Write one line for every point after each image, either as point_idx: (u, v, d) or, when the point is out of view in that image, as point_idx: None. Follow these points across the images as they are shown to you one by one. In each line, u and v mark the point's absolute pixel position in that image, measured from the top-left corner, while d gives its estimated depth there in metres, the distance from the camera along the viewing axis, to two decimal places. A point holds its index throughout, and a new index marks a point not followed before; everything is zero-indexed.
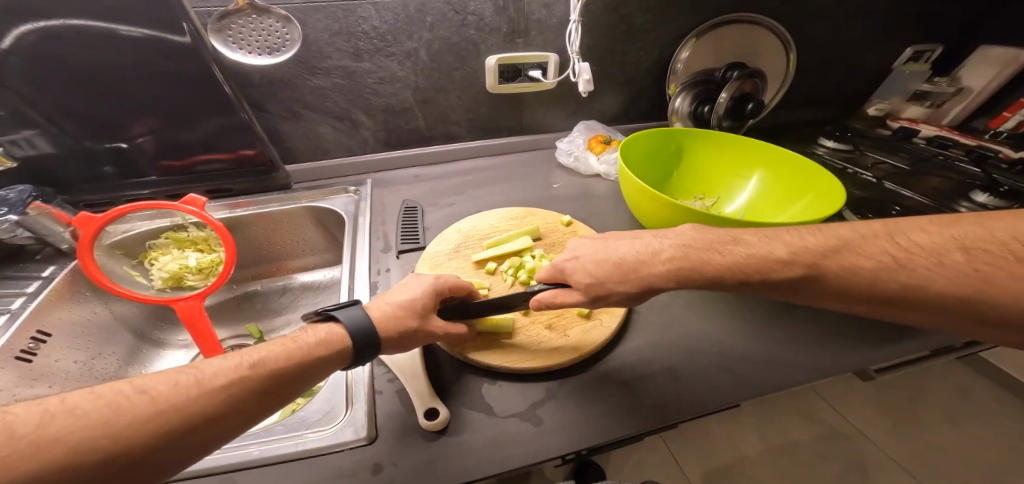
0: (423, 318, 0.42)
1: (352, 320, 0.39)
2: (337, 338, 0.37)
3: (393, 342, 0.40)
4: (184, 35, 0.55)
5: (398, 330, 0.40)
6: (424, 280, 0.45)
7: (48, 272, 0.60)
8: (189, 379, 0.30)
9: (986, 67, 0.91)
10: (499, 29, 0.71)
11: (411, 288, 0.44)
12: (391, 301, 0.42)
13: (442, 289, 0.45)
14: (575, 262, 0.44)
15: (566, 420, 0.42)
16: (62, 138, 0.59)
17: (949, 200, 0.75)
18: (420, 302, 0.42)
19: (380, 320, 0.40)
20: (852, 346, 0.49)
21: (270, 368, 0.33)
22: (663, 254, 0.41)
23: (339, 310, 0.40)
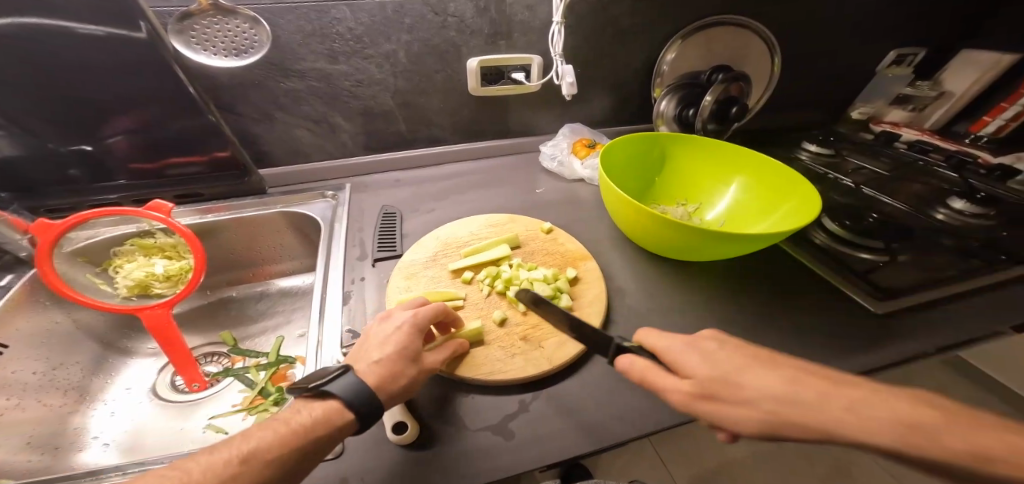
0: (418, 363, 0.40)
1: (349, 392, 0.35)
2: (335, 412, 0.35)
3: (400, 397, 0.38)
4: (141, 32, 0.51)
5: (400, 385, 0.38)
6: (399, 322, 0.42)
7: (5, 280, 0.57)
8: (177, 482, 0.29)
9: (967, 71, 0.92)
10: (481, 31, 0.69)
11: (391, 337, 0.40)
12: (378, 359, 0.38)
13: (422, 324, 0.42)
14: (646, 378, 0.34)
15: (539, 434, 0.41)
16: (19, 141, 0.56)
17: (926, 207, 0.75)
18: (410, 347, 0.40)
19: (378, 382, 0.37)
20: (832, 356, 0.49)
21: (264, 459, 0.31)
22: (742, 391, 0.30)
23: (331, 382, 0.36)
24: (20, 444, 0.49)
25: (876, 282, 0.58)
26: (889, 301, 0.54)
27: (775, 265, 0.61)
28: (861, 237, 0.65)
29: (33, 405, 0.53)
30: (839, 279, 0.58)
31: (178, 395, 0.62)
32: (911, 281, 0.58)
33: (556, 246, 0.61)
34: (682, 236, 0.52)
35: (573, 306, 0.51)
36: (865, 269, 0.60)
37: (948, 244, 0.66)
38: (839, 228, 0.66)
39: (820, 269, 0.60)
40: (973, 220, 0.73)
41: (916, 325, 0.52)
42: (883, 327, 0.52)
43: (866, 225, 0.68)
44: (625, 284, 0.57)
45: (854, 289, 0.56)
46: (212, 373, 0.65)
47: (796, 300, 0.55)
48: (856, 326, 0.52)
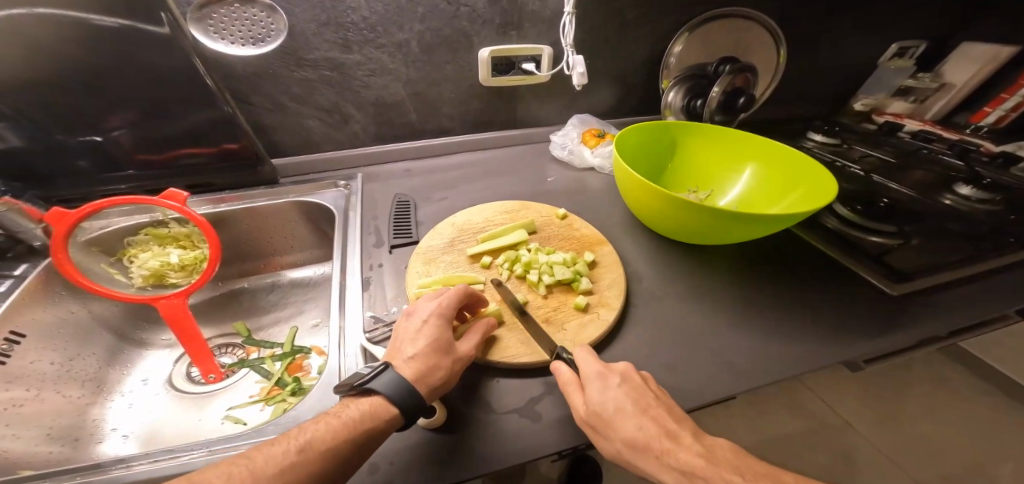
0: (452, 353, 0.41)
1: (391, 388, 0.36)
2: (382, 407, 0.36)
3: (440, 389, 0.38)
4: (162, 25, 0.52)
5: (438, 377, 0.38)
6: (425, 315, 0.42)
7: (20, 270, 0.57)
8: (242, 470, 0.30)
9: (966, 63, 0.93)
10: (492, 21, 0.69)
11: (420, 331, 0.41)
12: (412, 354, 0.39)
13: (449, 314, 0.43)
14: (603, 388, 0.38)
15: (564, 415, 0.42)
16: (33, 130, 0.55)
17: (933, 193, 0.77)
18: (442, 338, 0.41)
19: (417, 376, 0.38)
20: (846, 337, 0.49)
21: (318, 449, 0.32)
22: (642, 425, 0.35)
23: (373, 380, 0.37)
24: (40, 434, 0.49)
25: (890, 265, 0.59)
26: (903, 282, 0.55)
27: (787, 250, 0.62)
28: (873, 222, 0.66)
29: (51, 396, 0.53)
30: (852, 261, 0.59)
31: (194, 386, 0.62)
32: (921, 264, 0.59)
33: (571, 232, 0.61)
34: (698, 219, 0.53)
35: (592, 290, 0.52)
36: (878, 252, 0.61)
37: (953, 229, 0.68)
38: (850, 213, 0.68)
39: (835, 252, 0.61)
40: (980, 206, 0.74)
41: (926, 306, 0.53)
42: (893, 309, 0.53)
43: (878, 209, 0.69)
44: (640, 268, 0.58)
45: (868, 271, 0.57)
46: (228, 364, 0.65)
47: (808, 283, 0.56)
48: (867, 308, 0.53)
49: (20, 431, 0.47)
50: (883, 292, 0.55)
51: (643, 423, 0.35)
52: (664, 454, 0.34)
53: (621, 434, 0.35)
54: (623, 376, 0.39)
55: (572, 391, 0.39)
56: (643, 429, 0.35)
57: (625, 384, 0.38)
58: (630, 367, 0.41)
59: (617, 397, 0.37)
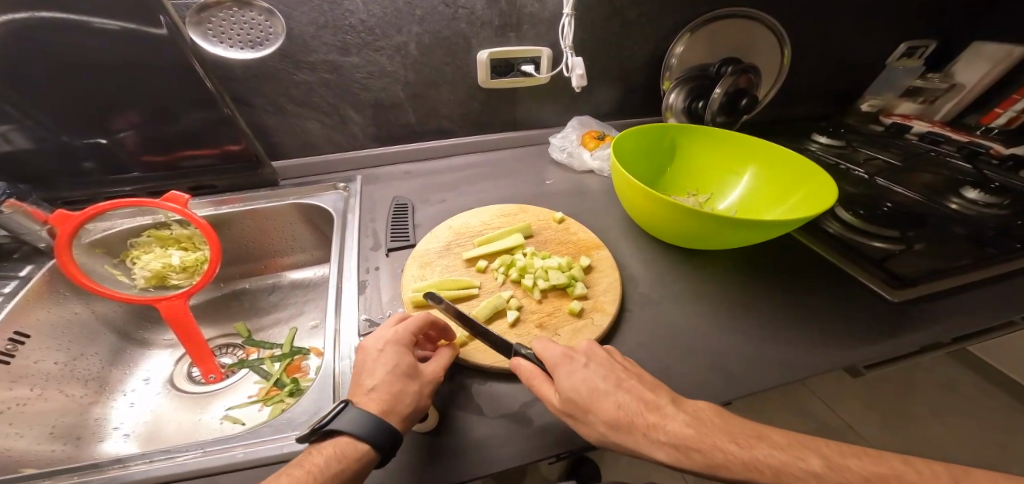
0: (417, 377, 0.40)
1: (358, 426, 0.34)
2: (349, 447, 0.34)
3: (413, 414, 0.37)
4: (162, 27, 0.53)
5: (407, 403, 0.37)
6: (380, 344, 0.41)
7: (25, 271, 0.58)
8: None
9: (978, 63, 0.90)
10: (491, 22, 0.69)
11: (377, 360, 0.39)
12: (373, 385, 0.38)
13: (407, 339, 0.42)
14: (573, 367, 0.38)
15: (555, 419, 0.42)
16: (39, 133, 0.56)
17: (940, 197, 0.75)
18: (404, 363, 0.39)
19: (384, 408, 0.36)
20: (845, 342, 0.48)
21: None
22: (618, 397, 0.36)
23: (334, 420, 0.35)
24: (44, 432, 0.50)
25: (892, 269, 0.58)
26: (905, 288, 0.54)
27: (787, 254, 0.61)
28: (875, 226, 0.65)
29: (55, 394, 0.54)
30: (851, 265, 0.58)
31: (194, 386, 0.63)
32: (925, 269, 0.58)
33: (568, 236, 0.61)
34: (698, 223, 0.52)
35: (587, 294, 0.52)
36: (880, 257, 0.60)
37: (960, 234, 0.66)
38: (852, 217, 0.67)
39: (834, 256, 0.60)
40: (987, 210, 0.72)
41: (930, 313, 0.52)
42: (897, 315, 0.52)
43: (880, 214, 0.68)
44: (638, 273, 0.58)
45: (867, 276, 0.56)
46: (228, 364, 0.65)
47: (809, 288, 0.55)
48: (870, 314, 0.52)
49: (23, 429, 0.48)
50: (883, 299, 0.54)
51: (621, 398, 0.36)
52: (651, 430, 0.34)
53: (602, 415, 0.35)
54: (589, 355, 0.40)
55: (542, 383, 0.38)
56: (622, 405, 0.35)
57: (593, 364, 0.39)
58: (594, 345, 0.41)
59: (587, 377, 0.37)
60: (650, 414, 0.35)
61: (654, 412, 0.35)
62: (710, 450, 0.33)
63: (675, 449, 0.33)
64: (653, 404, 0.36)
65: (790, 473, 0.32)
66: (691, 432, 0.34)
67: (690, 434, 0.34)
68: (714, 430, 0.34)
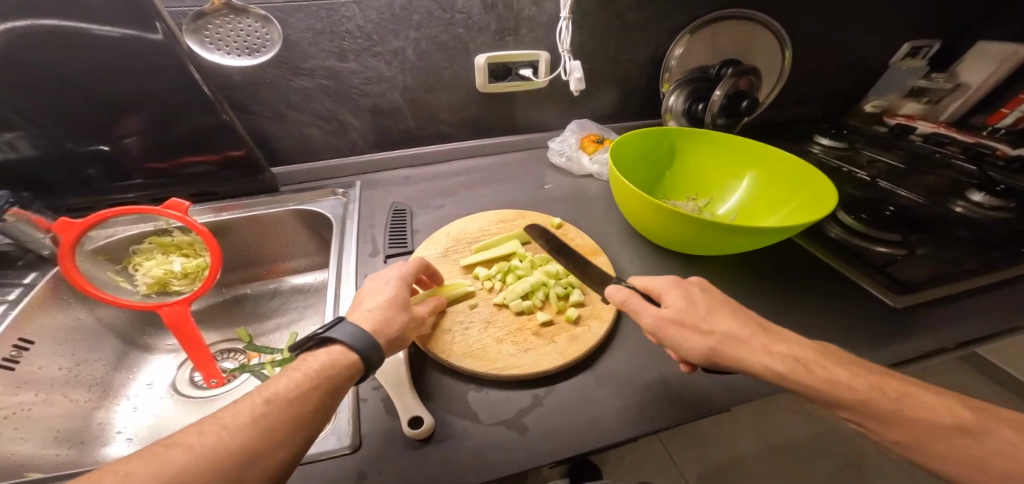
0: (410, 311, 0.43)
1: (350, 336, 0.37)
2: (341, 354, 0.36)
3: (398, 340, 0.41)
4: (158, 33, 0.53)
5: (395, 329, 0.40)
6: (386, 279, 0.45)
7: (29, 278, 0.58)
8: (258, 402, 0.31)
9: (984, 62, 0.88)
10: (488, 27, 0.69)
11: (381, 289, 0.43)
12: (371, 306, 0.41)
13: (409, 279, 0.46)
14: (686, 292, 0.40)
15: (551, 427, 0.41)
16: (41, 141, 0.57)
17: (944, 199, 0.74)
18: (400, 296, 0.43)
19: (376, 326, 0.39)
20: (846, 348, 0.48)
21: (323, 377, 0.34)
22: (728, 323, 0.36)
23: (328, 331, 0.37)
24: (48, 437, 0.51)
25: (895, 275, 0.57)
26: (907, 294, 0.54)
27: (787, 258, 0.61)
28: (877, 231, 0.64)
29: (60, 400, 0.55)
30: (852, 271, 0.58)
31: (196, 390, 0.63)
32: (929, 274, 0.57)
33: (565, 242, 0.61)
34: (696, 230, 0.52)
35: (584, 301, 0.52)
36: (882, 262, 0.59)
37: (965, 237, 0.65)
38: (855, 221, 0.66)
39: (834, 261, 0.59)
40: (992, 213, 0.71)
41: (934, 320, 0.51)
42: (899, 321, 0.51)
43: (883, 218, 0.67)
44: None
45: (868, 282, 0.56)
46: (229, 369, 0.66)
47: (811, 295, 0.55)
48: (871, 320, 0.51)
49: (27, 434, 0.49)
50: (885, 305, 0.53)
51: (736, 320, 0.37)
52: (767, 346, 0.35)
53: (723, 329, 0.36)
54: (703, 287, 0.40)
55: (642, 304, 0.40)
56: (737, 326, 0.36)
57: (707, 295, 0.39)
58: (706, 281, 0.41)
59: (708, 304, 0.38)
60: (767, 334, 0.36)
61: (716, 311, 0.37)
62: (752, 342, 0.35)
63: (792, 361, 0.34)
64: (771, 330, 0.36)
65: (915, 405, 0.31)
66: (808, 354, 0.34)
67: (741, 331, 0.36)
68: (768, 331, 0.36)
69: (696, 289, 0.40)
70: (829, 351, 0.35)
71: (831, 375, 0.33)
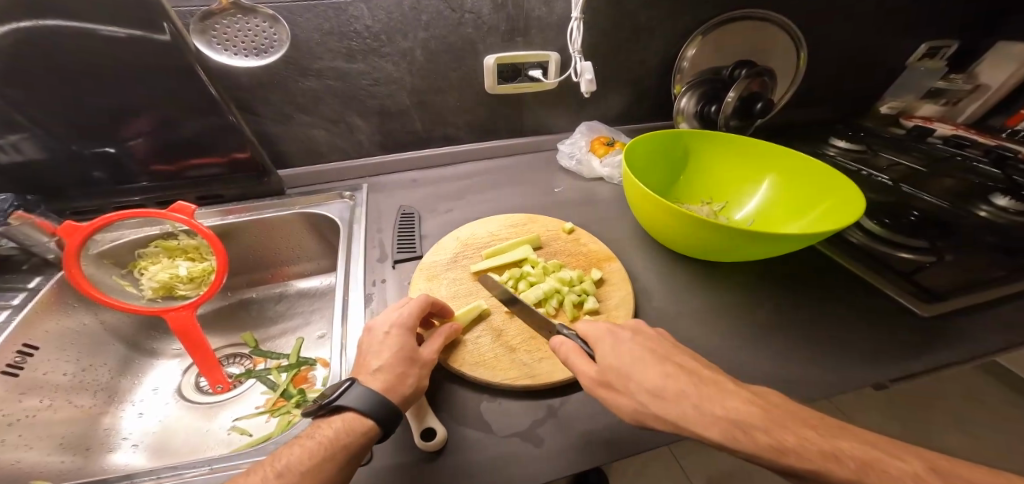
0: (419, 361, 0.41)
1: (361, 402, 0.35)
2: (355, 422, 0.35)
3: (413, 395, 0.39)
4: (165, 34, 0.52)
5: (409, 385, 0.39)
6: (387, 327, 0.42)
7: (34, 283, 0.58)
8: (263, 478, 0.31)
9: (1005, 64, 0.86)
10: (498, 27, 0.68)
11: (384, 343, 0.41)
12: (377, 366, 0.39)
13: (410, 322, 0.43)
14: (615, 338, 0.38)
15: (568, 440, 0.40)
16: (48, 144, 0.56)
17: (967, 204, 0.73)
18: (406, 347, 0.41)
19: (387, 386, 0.37)
20: (870, 358, 0.46)
21: (330, 448, 0.33)
22: (653, 375, 0.34)
23: (340, 397, 0.36)
24: (53, 444, 0.50)
25: (921, 283, 0.55)
26: (936, 303, 0.52)
27: (805, 264, 0.59)
28: (901, 236, 0.62)
29: (65, 406, 0.54)
30: (879, 279, 0.56)
31: (202, 396, 0.62)
32: (956, 282, 0.55)
33: (578, 247, 0.59)
34: (713, 236, 0.51)
35: (599, 309, 0.50)
36: (908, 269, 0.58)
37: (990, 243, 0.64)
38: (877, 226, 0.64)
39: (860, 268, 0.58)
40: (1018, 218, 0.69)
41: (961, 330, 0.49)
42: (925, 331, 0.49)
43: (907, 223, 0.65)
44: (652, 286, 0.56)
45: (895, 290, 0.54)
46: (235, 375, 0.64)
47: (833, 304, 0.53)
48: (895, 330, 0.50)
49: (32, 442, 0.48)
50: (912, 314, 0.51)
51: (667, 369, 0.34)
52: (703, 402, 0.32)
53: (643, 382, 0.34)
54: (635, 330, 0.39)
55: (577, 359, 0.38)
56: (668, 375, 0.34)
57: (638, 338, 0.38)
58: (643, 323, 0.41)
59: (633, 349, 0.37)
60: (706, 387, 0.33)
61: (642, 364, 0.35)
62: (684, 400, 0.32)
63: (727, 422, 0.30)
64: (708, 379, 0.34)
65: (882, 470, 0.28)
66: (753, 412, 0.31)
67: (673, 387, 0.33)
68: (709, 386, 0.33)
69: (625, 334, 0.38)
70: (779, 408, 0.32)
71: (771, 440, 0.29)
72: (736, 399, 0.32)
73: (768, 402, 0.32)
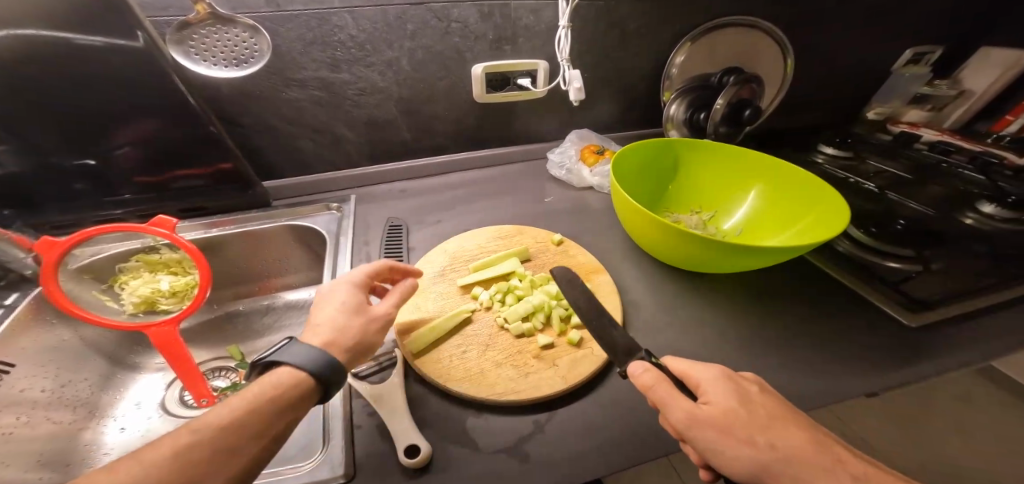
0: (365, 316, 0.40)
1: (297, 355, 0.35)
2: (291, 374, 0.34)
3: (354, 351, 0.38)
4: (140, 41, 0.50)
5: (351, 338, 0.38)
6: (339, 283, 0.43)
7: (10, 299, 0.56)
8: (190, 425, 0.29)
9: (987, 69, 0.88)
10: (485, 36, 0.67)
11: (330, 300, 0.41)
12: (320, 322, 0.38)
13: (363, 280, 0.44)
14: (735, 385, 0.34)
15: (557, 457, 0.39)
16: (22, 157, 0.55)
17: (954, 211, 0.73)
18: (352, 300, 0.41)
19: (325, 337, 0.37)
20: (861, 370, 0.46)
21: (269, 398, 0.32)
22: (779, 433, 0.30)
23: (276, 353, 0.35)
24: (30, 461, 0.48)
25: (908, 293, 0.55)
26: (923, 312, 0.52)
27: (794, 275, 0.59)
28: (888, 245, 0.62)
29: (42, 422, 0.52)
30: (866, 288, 0.56)
31: (186, 410, 0.61)
32: (943, 291, 0.56)
33: (567, 258, 0.59)
34: (700, 248, 0.50)
35: (586, 322, 0.50)
36: (896, 279, 0.58)
37: (979, 251, 0.64)
38: (863, 234, 0.65)
39: (848, 278, 0.58)
40: (1004, 225, 0.70)
41: (953, 341, 0.49)
42: (913, 340, 0.49)
43: (894, 231, 0.66)
44: (641, 297, 0.55)
45: (883, 299, 0.54)
46: (221, 388, 0.63)
47: (823, 315, 0.53)
48: (884, 340, 0.50)
49: (10, 460, 0.47)
50: (900, 324, 0.51)
51: (798, 430, 0.31)
52: (844, 473, 0.29)
53: (779, 441, 0.30)
54: (752, 382, 0.35)
55: (682, 396, 0.32)
56: (800, 437, 0.31)
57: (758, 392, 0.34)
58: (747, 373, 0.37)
59: (762, 403, 0.33)
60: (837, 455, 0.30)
61: (777, 422, 0.31)
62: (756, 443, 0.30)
63: None
64: (834, 446, 0.31)
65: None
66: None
67: (807, 450, 0.30)
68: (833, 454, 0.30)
69: (744, 382, 0.34)
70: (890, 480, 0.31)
71: None
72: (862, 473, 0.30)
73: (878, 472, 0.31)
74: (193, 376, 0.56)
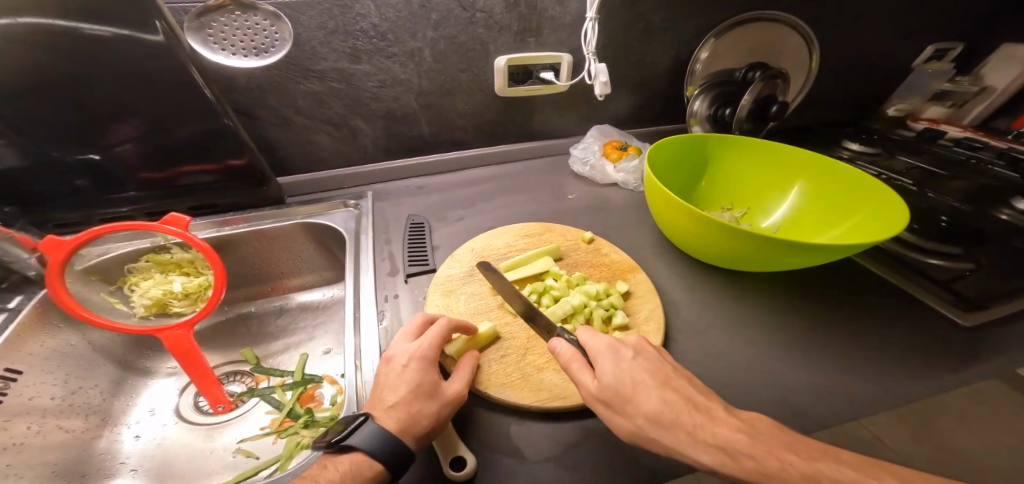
0: (437, 396, 0.37)
1: (370, 442, 0.33)
2: (363, 464, 0.33)
3: (428, 436, 0.36)
4: (158, 34, 0.48)
5: (425, 425, 0.35)
6: (405, 359, 0.39)
7: (14, 303, 0.52)
8: None
9: (1009, 65, 0.86)
10: (510, 27, 0.65)
11: (400, 377, 0.38)
12: (394, 402, 0.36)
13: (431, 354, 0.40)
14: (616, 353, 0.37)
15: (608, 466, 0.38)
16: (24, 151, 0.52)
17: (988, 207, 0.73)
18: (426, 381, 0.38)
19: (401, 426, 0.35)
20: (914, 373, 0.45)
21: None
22: (642, 396, 0.34)
23: (351, 435, 0.34)
24: (45, 471, 0.47)
25: (959, 292, 0.54)
26: (975, 311, 0.51)
27: (830, 273, 0.58)
28: (935, 243, 0.62)
29: (54, 430, 0.50)
30: (914, 286, 0.55)
31: (203, 417, 0.58)
32: (996, 291, 0.54)
33: (600, 257, 0.57)
34: (745, 245, 0.49)
35: (628, 324, 0.48)
36: (946, 278, 0.57)
37: (1016, 248, 0.63)
38: (908, 234, 0.64)
39: (895, 276, 0.57)
40: None
41: (1003, 341, 0.48)
42: (961, 341, 0.48)
43: (936, 229, 0.65)
44: (678, 297, 0.54)
45: (932, 298, 0.53)
46: (237, 393, 0.61)
47: (864, 314, 0.52)
48: (931, 341, 0.49)
49: (23, 470, 0.45)
50: (953, 323, 0.51)
51: (667, 396, 0.34)
52: (697, 430, 0.32)
53: (646, 408, 0.33)
54: (637, 349, 0.38)
55: (579, 369, 0.37)
56: (668, 401, 0.33)
57: (641, 358, 0.37)
58: (643, 340, 0.40)
59: (634, 370, 0.36)
60: (698, 414, 0.33)
61: (645, 389, 0.34)
62: (681, 428, 0.32)
63: (722, 453, 0.30)
64: (704, 407, 0.33)
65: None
66: (742, 438, 0.31)
67: (669, 412, 0.33)
68: (705, 414, 0.33)
69: (627, 350, 0.38)
70: (764, 432, 0.31)
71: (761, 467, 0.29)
72: (734, 428, 0.31)
73: (766, 428, 0.32)
74: (210, 386, 0.54)
